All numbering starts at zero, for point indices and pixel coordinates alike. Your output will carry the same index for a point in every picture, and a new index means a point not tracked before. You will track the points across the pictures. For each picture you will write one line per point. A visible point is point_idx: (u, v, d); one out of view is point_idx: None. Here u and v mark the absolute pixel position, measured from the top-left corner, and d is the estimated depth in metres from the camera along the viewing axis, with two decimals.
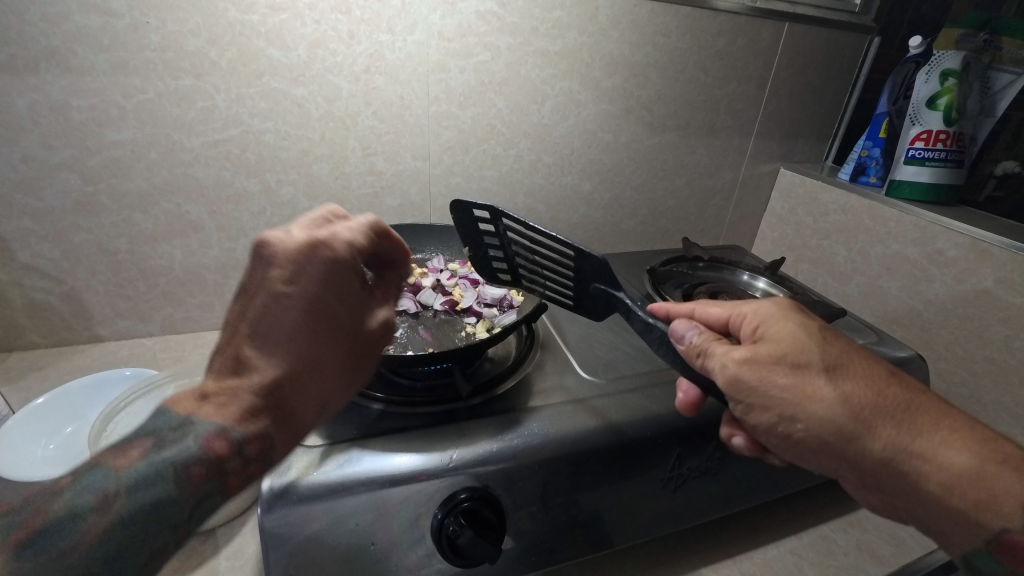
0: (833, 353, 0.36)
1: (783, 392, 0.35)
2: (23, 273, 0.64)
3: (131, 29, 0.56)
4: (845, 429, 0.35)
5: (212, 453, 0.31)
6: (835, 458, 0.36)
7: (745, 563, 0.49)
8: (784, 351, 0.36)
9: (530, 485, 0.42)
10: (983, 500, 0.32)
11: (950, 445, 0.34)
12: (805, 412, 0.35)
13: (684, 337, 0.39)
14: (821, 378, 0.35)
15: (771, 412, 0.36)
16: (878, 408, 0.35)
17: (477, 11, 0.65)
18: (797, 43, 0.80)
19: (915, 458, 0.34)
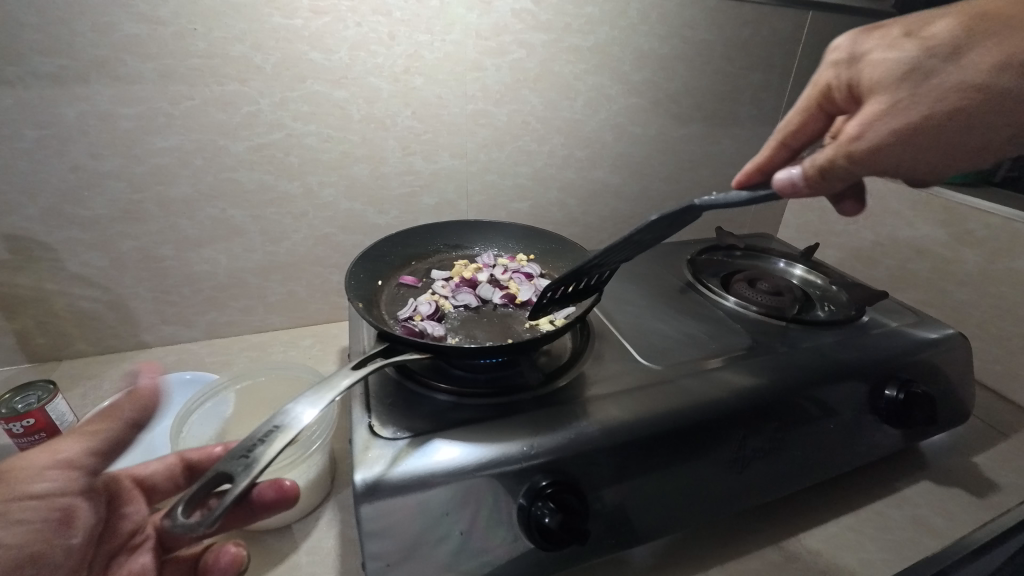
0: (970, 112, 0.36)
1: (897, 82, 0.38)
2: (72, 282, 0.65)
3: (178, 37, 0.57)
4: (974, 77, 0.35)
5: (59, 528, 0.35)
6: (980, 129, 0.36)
7: (807, 541, 0.50)
8: (878, 79, 0.39)
9: (606, 469, 0.43)
10: None
11: None
12: (930, 95, 0.36)
13: (797, 177, 0.40)
14: (924, 51, 0.37)
15: (901, 115, 0.37)
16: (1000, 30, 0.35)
17: (512, 9, 0.65)
18: (819, 31, 0.81)
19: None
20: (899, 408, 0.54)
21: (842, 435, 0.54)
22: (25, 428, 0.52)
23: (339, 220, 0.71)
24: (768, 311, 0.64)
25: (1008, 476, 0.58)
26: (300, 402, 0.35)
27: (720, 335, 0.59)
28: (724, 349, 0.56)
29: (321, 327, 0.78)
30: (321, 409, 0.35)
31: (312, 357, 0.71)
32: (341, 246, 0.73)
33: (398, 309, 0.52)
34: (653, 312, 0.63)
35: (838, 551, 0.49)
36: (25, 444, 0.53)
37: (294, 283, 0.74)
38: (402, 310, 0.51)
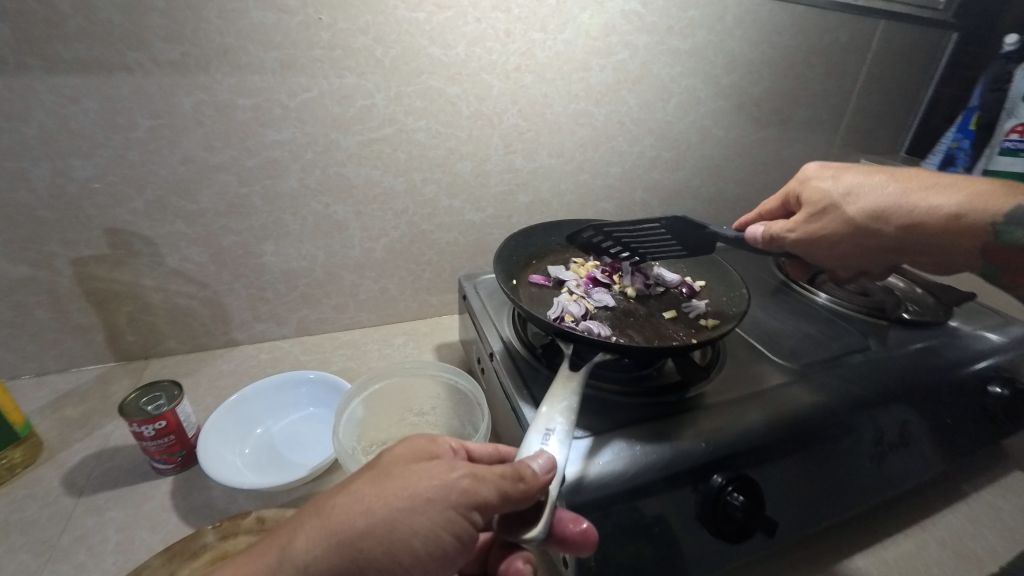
0: (850, 211, 0.48)
1: (824, 201, 0.49)
2: (169, 278, 0.62)
3: (304, 27, 0.55)
4: (878, 207, 0.46)
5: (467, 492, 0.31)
6: (875, 247, 0.48)
7: (931, 530, 0.53)
8: (817, 195, 0.50)
9: (770, 462, 0.46)
10: (961, 233, 0.43)
11: (940, 194, 0.44)
12: (844, 216, 0.48)
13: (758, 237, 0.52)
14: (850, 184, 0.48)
15: (821, 215, 0.49)
16: (900, 183, 0.46)
17: (623, 10, 0.65)
18: (891, 41, 0.84)
19: (921, 212, 0.44)
20: (1008, 405, 0.57)
21: (961, 430, 0.57)
22: (156, 431, 0.49)
23: (438, 217, 0.71)
24: (862, 307, 0.67)
25: None
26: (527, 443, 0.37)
27: (834, 336, 0.62)
28: (842, 349, 0.59)
29: (408, 324, 0.78)
30: (549, 446, 0.36)
31: (410, 355, 0.71)
32: (437, 243, 0.73)
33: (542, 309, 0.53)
34: (764, 314, 0.67)
35: (962, 539, 0.53)
36: (152, 447, 0.50)
37: (387, 280, 0.73)
38: (550, 311, 0.52)
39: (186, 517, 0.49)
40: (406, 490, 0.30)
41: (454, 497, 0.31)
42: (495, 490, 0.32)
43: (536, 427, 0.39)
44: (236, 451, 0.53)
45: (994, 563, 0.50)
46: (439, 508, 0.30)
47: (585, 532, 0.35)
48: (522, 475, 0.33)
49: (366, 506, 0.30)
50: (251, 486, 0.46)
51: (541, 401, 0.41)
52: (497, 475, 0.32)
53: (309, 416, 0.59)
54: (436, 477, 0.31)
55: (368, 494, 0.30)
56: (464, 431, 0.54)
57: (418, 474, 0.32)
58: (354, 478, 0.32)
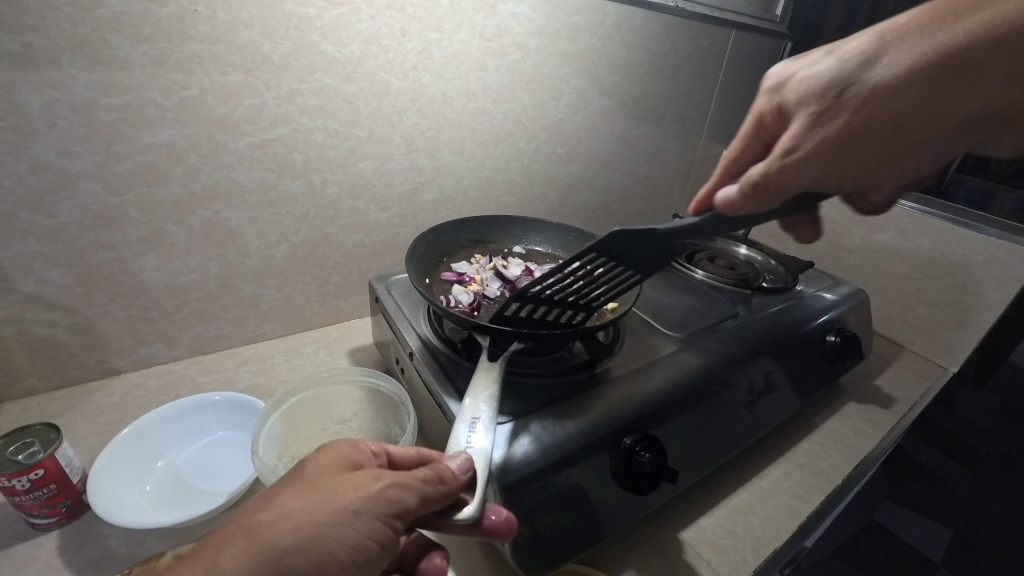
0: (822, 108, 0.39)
1: (819, 98, 0.39)
2: (24, 306, 0.54)
3: (178, 19, 0.50)
4: (875, 89, 0.36)
5: (393, 501, 0.29)
6: (886, 142, 0.37)
7: (793, 457, 0.65)
8: (792, 98, 0.42)
9: (668, 418, 0.53)
10: (996, 56, 0.33)
11: (946, 28, 0.34)
12: (874, 95, 0.36)
13: (734, 195, 0.41)
14: (829, 71, 0.39)
15: (831, 119, 0.38)
16: (909, 27, 0.36)
17: (514, 13, 0.68)
18: (739, 47, 0.97)
19: (940, 56, 0.34)
20: (840, 348, 0.71)
21: (808, 373, 0.69)
22: (32, 482, 0.43)
23: (341, 219, 0.69)
24: (731, 279, 0.78)
25: (897, 390, 0.80)
26: (459, 429, 0.37)
27: (709, 306, 0.72)
28: (717, 317, 0.69)
29: (317, 332, 0.76)
30: (482, 431, 0.37)
31: (323, 363, 0.69)
32: (342, 246, 0.71)
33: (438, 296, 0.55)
34: (654, 292, 0.75)
35: (816, 460, 0.65)
36: (28, 502, 0.43)
37: (291, 288, 0.70)
38: (443, 299, 0.55)
39: (84, 572, 0.43)
40: (332, 502, 0.28)
41: (380, 506, 0.29)
42: (418, 496, 0.30)
43: (463, 417, 0.38)
44: (134, 489, 0.48)
45: (838, 476, 0.62)
46: (365, 520, 0.28)
47: (508, 520, 0.35)
48: (443, 477, 0.31)
49: (292, 522, 0.27)
50: (165, 524, 0.42)
51: (465, 394, 0.41)
52: (420, 481, 0.30)
53: (219, 440, 0.55)
54: (361, 487, 0.29)
55: (294, 508, 0.28)
56: (391, 432, 0.54)
57: (343, 483, 0.29)
58: (277, 489, 0.29)
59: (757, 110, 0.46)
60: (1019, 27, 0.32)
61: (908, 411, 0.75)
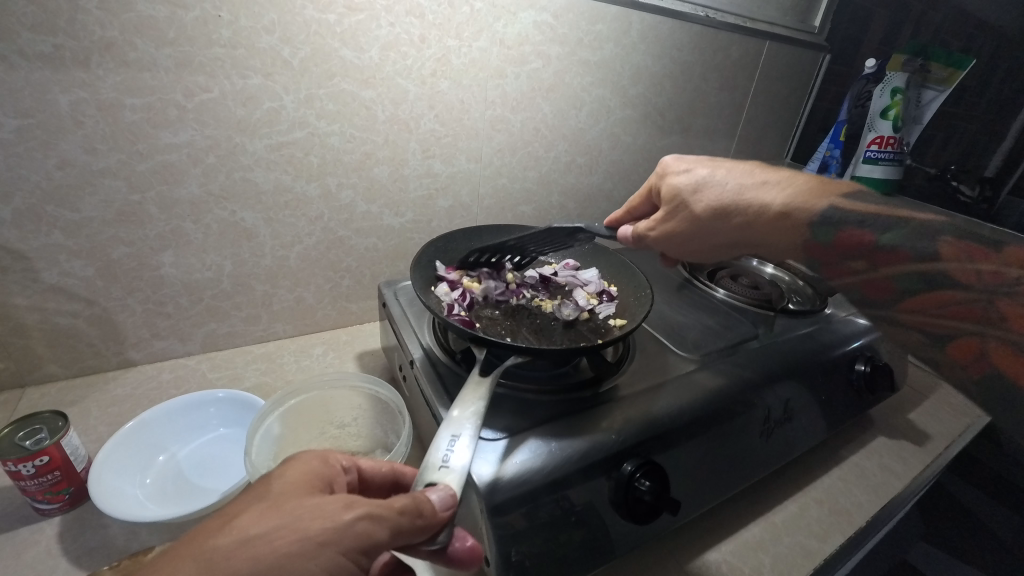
0: (698, 209, 0.53)
1: (673, 198, 0.56)
2: (47, 296, 0.56)
3: (201, 24, 0.51)
4: (716, 203, 0.50)
5: (360, 533, 0.27)
6: (709, 236, 0.53)
7: (812, 492, 0.61)
8: (671, 192, 0.57)
9: (673, 442, 0.50)
10: (783, 220, 0.43)
11: (778, 193, 0.45)
12: (689, 211, 0.54)
13: (627, 236, 0.61)
14: (697, 179, 0.54)
15: (673, 221, 0.56)
16: (752, 180, 0.49)
17: (535, 21, 0.68)
18: (773, 59, 0.93)
19: (755, 210, 0.46)
20: (869, 378, 0.66)
21: (832, 400, 0.65)
22: (37, 468, 0.44)
23: (355, 223, 0.70)
24: (753, 300, 0.75)
25: (933, 425, 0.74)
26: (439, 441, 0.35)
27: (727, 326, 0.69)
28: (735, 337, 0.65)
29: (328, 333, 0.76)
30: (463, 445, 0.35)
31: (330, 365, 0.70)
32: (355, 249, 0.72)
33: (437, 304, 0.53)
34: (669, 308, 0.72)
35: (837, 497, 0.60)
36: (33, 488, 0.44)
37: (303, 289, 0.71)
38: (443, 308, 0.53)
39: (79, 560, 0.44)
40: (296, 530, 0.26)
41: (347, 539, 0.27)
42: (389, 529, 0.28)
43: (446, 429, 0.36)
44: (134, 482, 0.49)
45: (861, 516, 0.58)
46: (329, 554, 0.26)
47: (472, 548, 0.35)
48: (422, 510, 0.29)
49: (251, 550, 0.25)
50: (155, 518, 0.42)
51: (453, 403, 0.39)
52: (394, 513, 0.28)
53: (219, 437, 0.56)
54: (329, 516, 0.27)
55: (254, 534, 0.26)
56: (388, 441, 0.53)
57: (311, 509, 0.27)
58: (239, 510, 0.27)
59: (649, 182, 0.61)
60: (818, 190, 0.43)
61: (944, 449, 0.70)
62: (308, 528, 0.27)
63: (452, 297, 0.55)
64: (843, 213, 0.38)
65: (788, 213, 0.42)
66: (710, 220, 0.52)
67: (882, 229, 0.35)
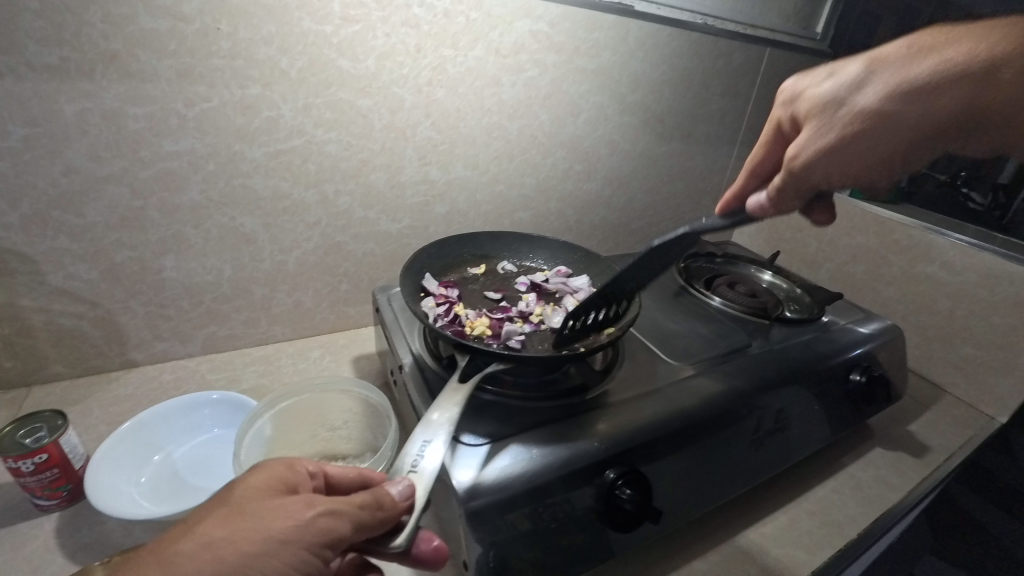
0: (883, 104, 0.41)
1: (816, 109, 0.46)
2: (53, 298, 0.58)
3: (201, 35, 0.53)
4: (893, 87, 0.40)
5: (323, 529, 0.29)
6: (905, 131, 0.41)
7: (804, 503, 0.60)
8: (814, 102, 0.46)
9: (658, 451, 0.50)
10: (1009, 87, 0.37)
11: (952, 49, 0.39)
12: (854, 112, 0.42)
13: (763, 200, 0.48)
14: (849, 77, 0.44)
15: (836, 130, 0.43)
16: (915, 56, 0.40)
17: (531, 30, 0.68)
18: (774, 66, 0.93)
19: (981, 73, 0.38)
20: (864, 388, 0.65)
21: (827, 411, 0.64)
22: (36, 465, 0.46)
23: (353, 228, 0.71)
24: (749, 308, 0.75)
25: (934, 437, 0.73)
26: (411, 444, 0.37)
27: (721, 333, 0.68)
28: (728, 346, 0.65)
29: (326, 337, 0.78)
30: (434, 447, 0.36)
31: (326, 368, 0.71)
32: (352, 254, 0.73)
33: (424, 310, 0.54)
34: (663, 316, 0.72)
35: (830, 509, 0.60)
36: (32, 484, 0.46)
37: (301, 293, 0.72)
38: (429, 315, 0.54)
39: (75, 555, 0.45)
40: (258, 530, 0.28)
41: (311, 535, 0.29)
42: (352, 523, 0.30)
43: (421, 433, 0.38)
44: (130, 480, 0.50)
45: (853, 528, 0.57)
46: (293, 550, 0.28)
47: (437, 549, 0.35)
48: (382, 503, 0.31)
49: (214, 552, 0.26)
50: (150, 516, 0.44)
51: (432, 406, 0.41)
52: (356, 507, 0.30)
53: (213, 438, 0.58)
54: (293, 514, 0.29)
55: (216, 537, 0.27)
56: (377, 444, 0.54)
57: (274, 509, 0.29)
58: (199, 516, 0.28)
59: (774, 116, 0.53)
60: (1012, 53, 0.36)
61: (943, 462, 0.69)
62: (272, 526, 0.28)
63: (440, 304, 0.56)
64: None
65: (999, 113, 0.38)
66: (893, 121, 0.40)
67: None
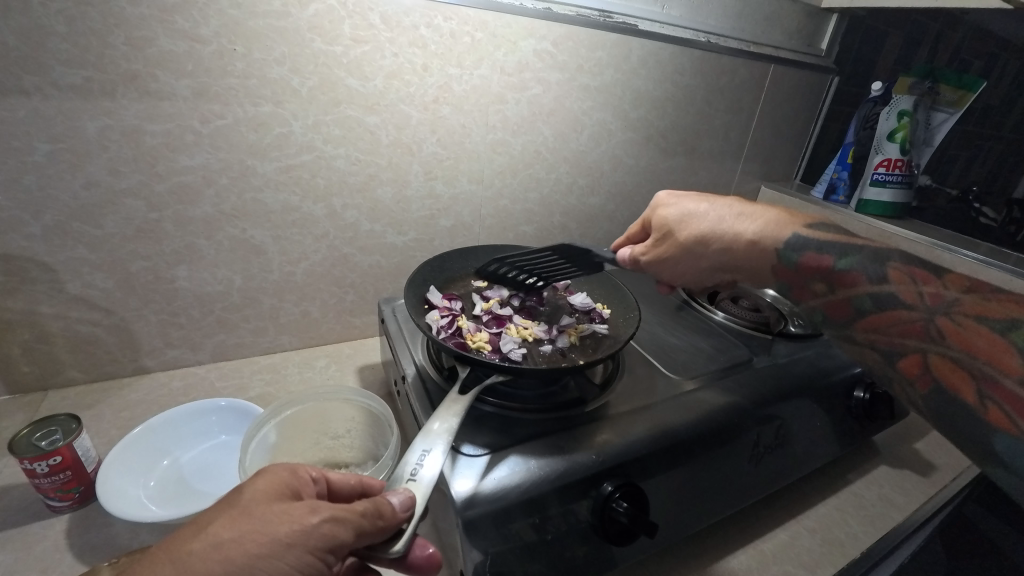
0: (680, 245, 0.56)
1: (665, 226, 0.58)
2: (70, 306, 0.60)
3: (217, 56, 0.55)
4: (705, 231, 0.53)
5: (326, 535, 0.30)
6: (699, 263, 0.56)
7: (805, 521, 0.60)
8: (663, 220, 0.58)
9: (656, 465, 0.50)
10: (766, 239, 0.48)
11: (746, 221, 0.51)
12: (681, 239, 0.56)
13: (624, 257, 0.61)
14: (684, 210, 0.56)
15: (667, 246, 0.57)
16: (738, 211, 0.53)
17: (535, 49, 0.70)
18: (778, 82, 0.94)
19: (735, 240, 0.51)
20: (868, 406, 0.65)
21: (829, 427, 0.64)
22: (50, 466, 0.47)
23: (359, 241, 0.73)
24: (751, 323, 0.75)
25: (941, 456, 0.72)
26: (410, 453, 0.37)
27: (723, 349, 0.69)
28: (730, 360, 0.65)
29: (332, 346, 0.79)
30: (432, 455, 0.37)
31: (331, 377, 0.72)
32: (359, 266, 0.75)
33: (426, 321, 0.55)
34: (665, 330, 0.73)
35: (832, 528, 0.59)
36: (45, 485, 0.48)
37: (308, 303, 0.74)
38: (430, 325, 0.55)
39: (83, 556, 0.47)
40: (265, 534, 0.29)
41: (314, 540, 0.29)
42: (353, 531, 0.30)
43: (420, 442, 0.39)
44: (138, 483, 0.52)
45: (855, 548, 0.57)
46: (296, 554, 0.29)
47: (431, 556, 0.36)
48: (382, 512, 0.32)
49: (223, 553, 0.28)
50: (157, 519, 0.45)
51: (432, 416, 0.42)
52: (357, 515, 0.31)
53: (220, 444, 0.59)
54: (297, 519, 0.29)
55: (225, 539, 0.28)
56: (378, 452, 0.55)
57: (280, 514, 0.30)
58: (209, 518, 0.30)
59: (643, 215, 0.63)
60: (784, 224, 0.49)
61: (951, 482, 0.68)
62: (277, 530, 0.29)
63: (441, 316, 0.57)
64: (804, 241, 0.45)
65: (756, 242, 0.49)
66: (686, 255, 0.56)
67: (839, 256, 0.42)
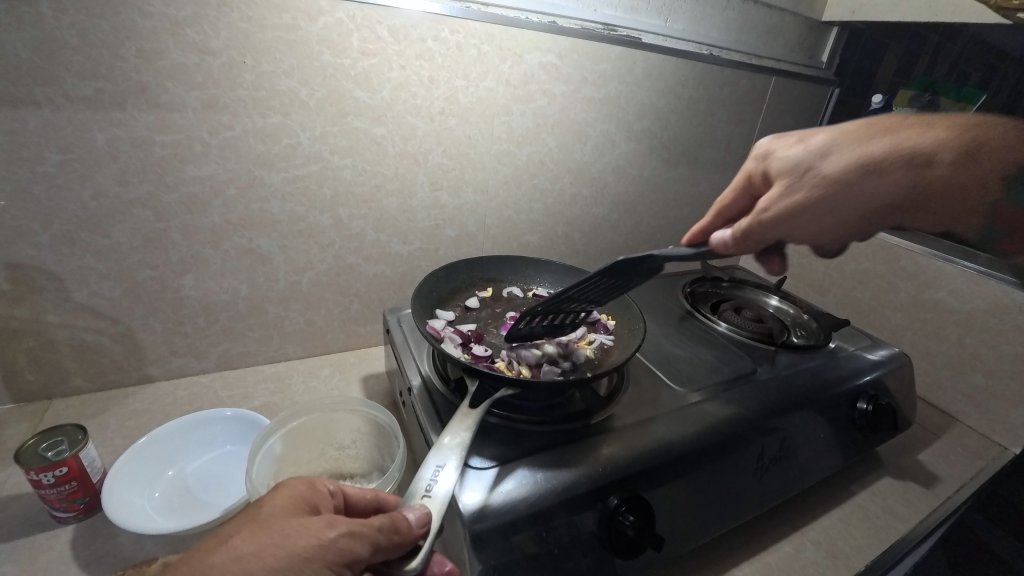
0: (818, 183, 0.46)
1: (789, 171, 0.49)
2: (77, 314, 0.60)
3: (227, 68, 0.56)
4: (854, 156, 0.45)
5: (343, 549, 0.30)
6: (853, 200, 0.45)
7: (810, 533, 0.60)
8: (786, 163, 0.49)
9: (661, 477, 0.50)
10: None
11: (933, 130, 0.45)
12: (821, 176, 0.46)
13: (726, 240, 0.50)
14: (819, 146, 0.48)
15: (803, 189, 0.47)
16: (867, 136, 0.46)
17: (540, 62, 0.71)
18: (779, 94, 0.95)
19: (921, 155, 0.43)
20: (871, 418, 0.65)
21: (833, 439, 0.64)
22: (56, 477, 0.47)
23: (365, 250, 0.73)
24: (754, 334, 0.75)
25: (944, 467, 0.72)
26: (423, 468, 0.38)
27: (726, 360, 0.69)
28: (733, 372, 0.66)
29: (336, 355, 0.80)
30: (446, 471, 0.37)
31: (336, 386, 0.72)
32: (364, 275, 0.75)
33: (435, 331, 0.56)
34: (668, 341, 0.73)
35: (837, 540, 0.59)
36: (51, 496, 0.48)
37: (313, 312, 0.74)
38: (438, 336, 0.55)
39: (88, 567, 0.47)
40: (283, 548, 0.29)
41: (330, 555, 0.29)
42: (369, 545, 0.30)
43: (432, 457, 0.39)
44: (144, 494, 0.52)
45: (860, 560, 0.57)
46: (314, 568, 0.29)
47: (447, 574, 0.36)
48: (398, 528, 0.32)
49: (242, 567, 0.28)
50: (163, 530, 0.45)
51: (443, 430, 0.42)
52: (373, 530, 0.31)
53: (225, 454, 0.59)
54: (315, 533, 0.30)
55: (245, 552, 0.28)
56: (383, 463, 0.55)
57: (299, 527, 0.30)
58: (231, 531, 0.30)
59: (746, 169, 0.54)
60: (974, 129, 0.43)
61: (954, 493, 0.68)
62: (295, 544, 0.29)
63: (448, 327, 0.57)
64: None
65: None
66: (835, 197, 0.46)
67: None
